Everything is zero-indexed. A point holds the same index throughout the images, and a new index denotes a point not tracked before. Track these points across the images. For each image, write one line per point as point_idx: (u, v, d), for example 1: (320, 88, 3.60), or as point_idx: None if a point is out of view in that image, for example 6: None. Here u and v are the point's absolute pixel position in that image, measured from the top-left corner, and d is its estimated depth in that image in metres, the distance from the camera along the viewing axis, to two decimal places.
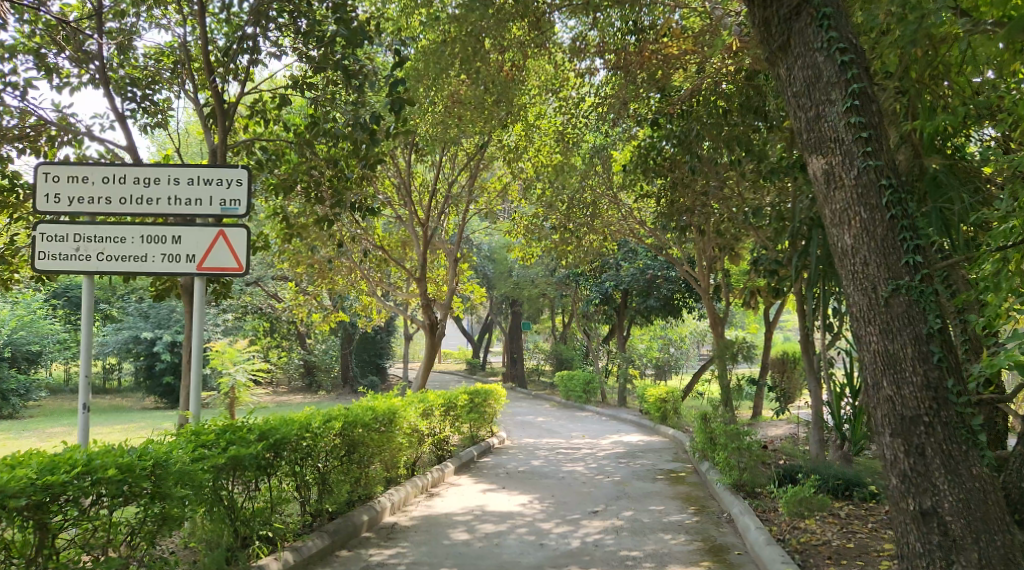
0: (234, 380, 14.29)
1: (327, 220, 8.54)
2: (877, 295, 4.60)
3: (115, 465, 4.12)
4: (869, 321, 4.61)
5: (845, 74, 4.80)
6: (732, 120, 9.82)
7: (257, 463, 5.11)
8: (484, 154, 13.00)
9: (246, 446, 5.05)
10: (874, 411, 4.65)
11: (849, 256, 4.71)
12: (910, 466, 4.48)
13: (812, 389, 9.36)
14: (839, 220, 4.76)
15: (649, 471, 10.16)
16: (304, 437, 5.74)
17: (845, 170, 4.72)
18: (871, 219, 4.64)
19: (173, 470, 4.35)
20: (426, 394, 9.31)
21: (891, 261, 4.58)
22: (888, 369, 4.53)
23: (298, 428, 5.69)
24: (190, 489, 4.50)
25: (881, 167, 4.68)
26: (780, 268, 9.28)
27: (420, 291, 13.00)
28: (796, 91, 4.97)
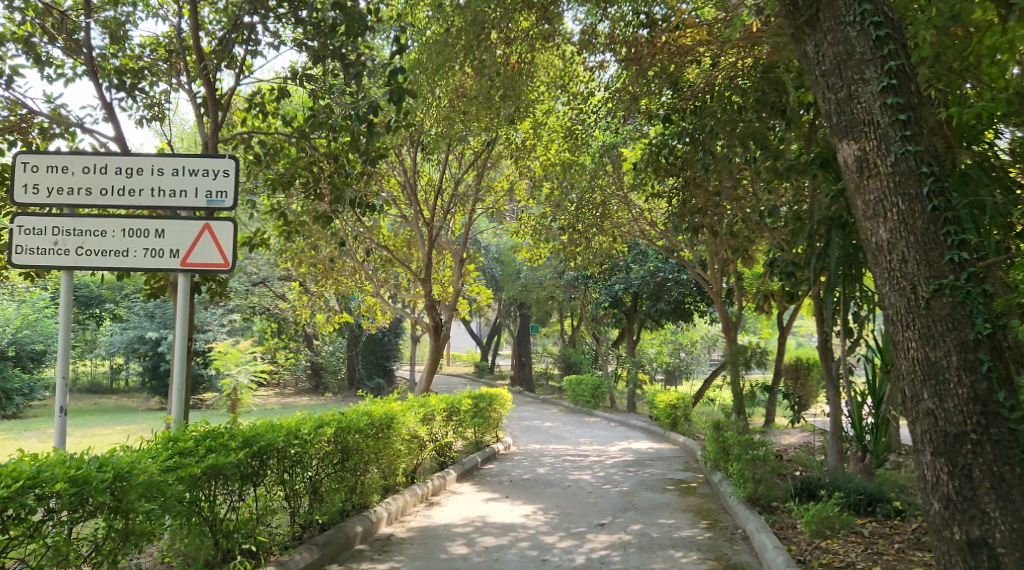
0: (237, 381, 13.94)
1: (325, 217, 8.23)
2: (917, 296, 4.28)
3: (67, 478, 3.82)
4: (908, 325, 4.29)
5: (881, 51, 4.52)
6: (747, 116, 9.54)
7: (239, 473, 4.80)
8: (491, 152, 12.68)
9: (228, 454, 4.74)
10: (914, 427, 4.33)
11: (885, 251, 4.39)
12: (955, 490, 4.16)
13: (829, 398, 9.00)
14: (873, 212, 4.43)
15: (659, 480, 9.81)
16: (293, 444, 5.42)
17: (880, 156, 4.42)
18: (910, 210, 4.33)
19: (135, 483, 4.04)
20: (427, 399, 8.99)
21: (934, 258, 4.26)
22: (930, 379, 4.21)
23: (285, 435, 5.38)
24: (160, 502, 4.21)
25: (921, 153, 4.37)
26: (796, 271, 8.93)
27: (425, 292, 12.69)
28: (825, 70, 4.66)
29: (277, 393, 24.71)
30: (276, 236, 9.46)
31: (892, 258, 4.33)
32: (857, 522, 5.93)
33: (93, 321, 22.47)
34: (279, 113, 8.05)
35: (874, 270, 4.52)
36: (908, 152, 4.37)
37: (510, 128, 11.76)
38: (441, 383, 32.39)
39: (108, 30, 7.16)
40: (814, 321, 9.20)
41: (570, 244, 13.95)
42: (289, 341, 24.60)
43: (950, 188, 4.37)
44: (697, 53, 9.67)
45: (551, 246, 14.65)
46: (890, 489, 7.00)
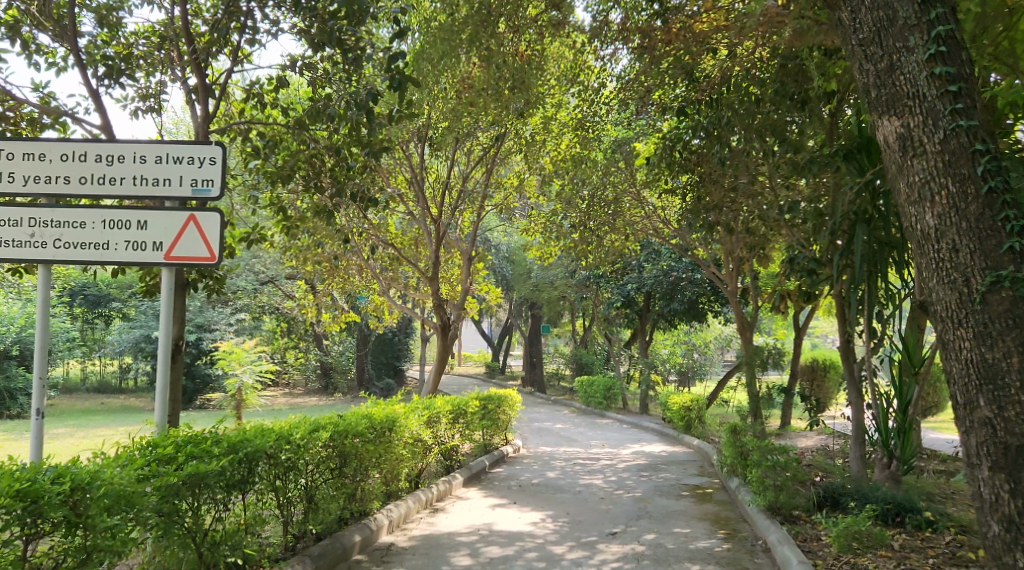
0: (242, 381, 13.60)
1: (325, 211, 7.91)
2: (970, 289, 4.15)
3: (16, 491, 3.54)
4: (961, 323, 4.17)
5: (928, 15, 4.39)
6: (765, 108, 9.18)
7: (224, 480, 4.51)
8: (500, 148, 12.34)
9: (210, 461, 4.45)
10: (968, 437, 4.21)
11: (932, 240, 4.27)
12: (1016, 509, 4.04)
13: (852, 402, 8.62)
14: (919, 196, 4.32)
15: (673, 485, 9.47)
16: (285, 449, 5.12)
17: (927, 133, 4.30)
18: (961, 193, 4.20)
19: (95, 495, 3.75)
20: (432, 401, 8.67)
21: (989, 247, 4.13)
22: (986, 384, 4.08)
23: (276, 438, 5.07)
24: (129, 513, 3.93)
25: (975, 128, 4.25)
26: (818, 268, 8.57)
27: (432, 291, 12.37)
28: (863, 38, 4.56)
29: (285, 394, 24.43)
30: (278, 232, 9.14)
31: (942, 246, 4.22)
32: (888, 535, 5.56)
33: (100, 320, 22.22)
34: (279, 103, 7.75)
35: (919, 261, 4.41)
36: (960, 127, 4.24)
37: (519, 122, 11.44)
38: (451, 384, 32.07)
39: (98, 15, 6.83)
40: (835, 322, 8.84)
41: (581, 242, 13.59)
42: (297, 341, 24.36)
43: (1006, 166, 4.23)
44: (712, 43, 9.32)
45: (561, 245, 14.31)
46: (920, 499, 6.64)
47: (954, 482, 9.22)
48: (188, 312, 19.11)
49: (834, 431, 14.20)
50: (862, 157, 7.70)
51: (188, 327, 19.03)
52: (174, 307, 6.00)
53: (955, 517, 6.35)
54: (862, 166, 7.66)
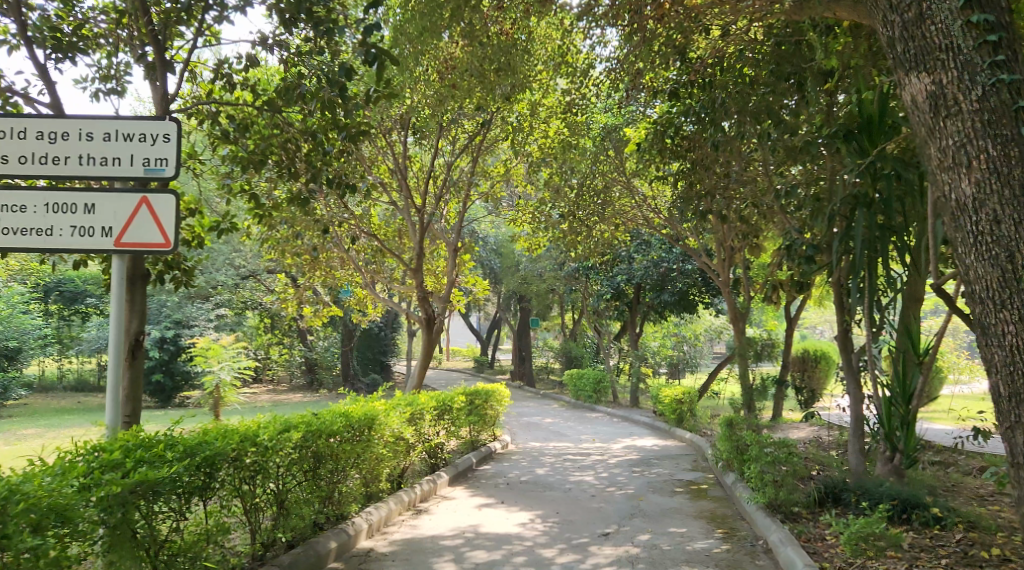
0: (220, 378, 13.19)
1: (300, 198, 7.50)
2: (1013, 266, 3.86)
3: None
4: (1003, 305, 3.88)
5: None
6: (760, 89, 8.85)
7: (181, 488, 4.15)
8: (486, 136, 11.96)
9: (163, 467, 4.08)
10: (1015, 433, 3.94)
11: (969, 210, 4.00)
12: None
13: (851, 394, 8.29)
14: (955, 161, 4.06)
15: (667, 482, 9.12)
16: (249, 452, 4.76)
17: (964, 90, 4.04)
18: (1003, 156, 3.93)
19: (15, 510, 3.37)
20: (415, 397, 8.31)
21: None
22: None
23: (240, 441, 4.71)
24: (61, 527, 3.56)
25: (1017, 81, 3.99)
26: (816, 255, 8.24)
27: (417, 283, 11.98)
28: None
29: (269, 390, 23.99)
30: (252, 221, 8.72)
31: (980, 217, 3.94)
32: (902, 536, 5.21)
33: (77, 316, 21.72)
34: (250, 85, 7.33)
35: (954, 236, 4.12)
36: (1000, 82, 3.98)
37: (505, 107, 11.08)
38: (439, 378, 31.70)
39: None
40: (832, 311, 8.52)
41: (570, 232, 13.21)
42: (282, 336, 23.94)
43: None
44: (703, 24, 9.00)
45: (549, 236, 13.93)
46: (927, 494, 6.33)
47: (957, 476, 8.93)
48: (167, 308, 18.61)
49: (829, 423, 13.90)
50: (863, 137, 7.34)
51: (166, 323, 18.54)
52: (131, 301, 5.62)
53: (964, 512, 6.03)
54: (863, 148, 7.31)
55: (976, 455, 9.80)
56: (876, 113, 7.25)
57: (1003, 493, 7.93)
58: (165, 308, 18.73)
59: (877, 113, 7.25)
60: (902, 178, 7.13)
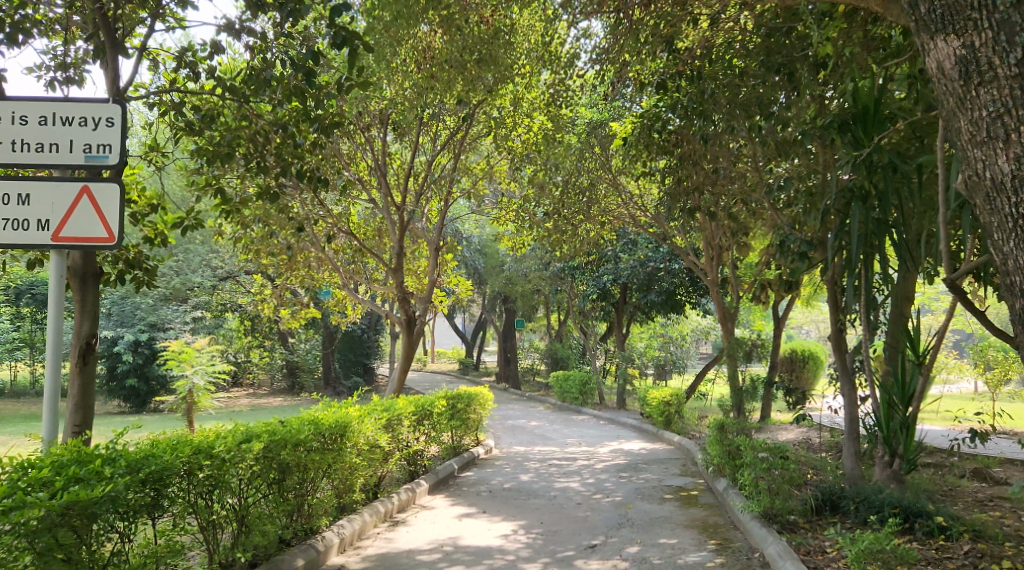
0: (193, 383, 12.75)
1: (269, 193, 7.11)
2: None
3: None
4: None
5: None
6: (750, 80, 8.59)
7: (121, 508, 3.89)
8: (468, 132, 11.60)
9: (99, 485, 3.83)
10: None
11: (1006, 191, 3.68)
12: None
13: (845, 397, 7.98)
14: (990, 138, 3.72)
15: (656, 488, 8.78)
16: (203, 464, 4.46)
17: (1002, 56, 3.68)
18: None
19: None
20: (392, 402, 7.94)
21: None
22: None
23: (191, 453, 4.41)
24: None
25: None
26: (809, 251, 7.91)
27: (396, 284, 11.60)
28: None
29: (249, 394, 23.52)
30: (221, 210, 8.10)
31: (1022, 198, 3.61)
32: (909, 550, 4.89)
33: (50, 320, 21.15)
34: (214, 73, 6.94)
35: (988, 219, 3.81)
36: None
37: (487, 101, 10.71)
38: (423, 381, 31.26)
39: None
40: (827, 310, 8.21)
41: (555, 231, 12.85)
42: (262, 339, 23.31)
43: None
44: (689, 12, 8.68)
45: (533, 235, 13.57)
46: (928, 503, 6.03)
47: (954, 480, 8.64)
48: (141, 310, 18.12)
49: (820, 425, 13.61)
50: (858, 127, 6.99)
51: (140, 326, 18.02)
52: (83, 300, 5.27)
53: (971, 521, 5.73)
54: (858, 139, 6.97)
55: (972, 457, 9.50)
56: (871, 102, 6.90)
57: (1004, 498, 7.64)
58: (140, 310, 18.19)
59: (868, 102, 6.89)
60: (899, 170, 6.82)
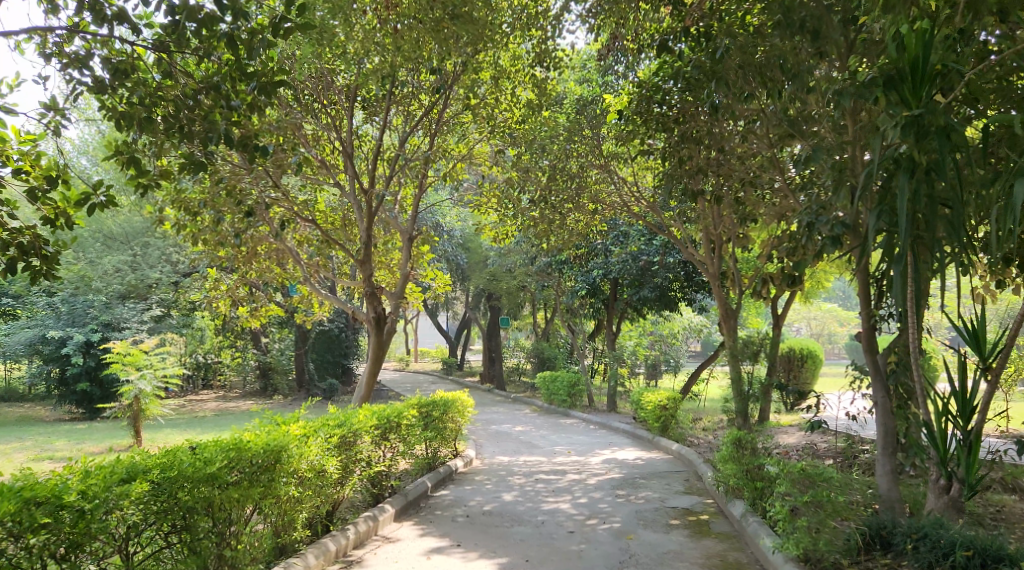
0: (139, 389, 11.47)
1: (196, 162, 5.91)
2: None
3: None
4: None
5: None
6: (766, 38, 7.52)
7: None
8: (444, 109, 10.46)
9: None
10: None
11: None
12: None
13: (881, 407, 6.85)
14: None
15: (661, 510, 7.63)
16: (37, 523, 4.04)
17: None
18: None
19: None
20: (350, 416, 6.79)
21: None
22: None
23: (17, 510, 4.01)
24: None
25: None
26: (841, 237, 6.79)
27: (363, 276, 10.34)
28: None
29: (218, 397, 22.17)
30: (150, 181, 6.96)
31: None
32: None
33: None
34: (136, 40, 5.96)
35: None
36: None
37: (464, 72, 9.57)
38: (404, 382, 29.90)
39: None
40: (859, 306, 7.08)
41: (541, 221, 11.66)
42: (235, 339, 22.67)
43: None
44: None
45: (517, 225, 12.33)
46: (1003, 543, 4.95)
47: (1000, 499, 7.49)
48: (93, 309, 16.71)
49: (831, 432, 12.44)
50: (904, 83, 5.78)
51: (93, 325, 16.62)
52: None
53: None
54: (903, 99, 5.79)
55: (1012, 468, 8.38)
56: (920, 53, 5.70)
57: None
58: (93, 308, 16.73)
59: (917, 53, 5.69)
60: (956, 136, 5.66)
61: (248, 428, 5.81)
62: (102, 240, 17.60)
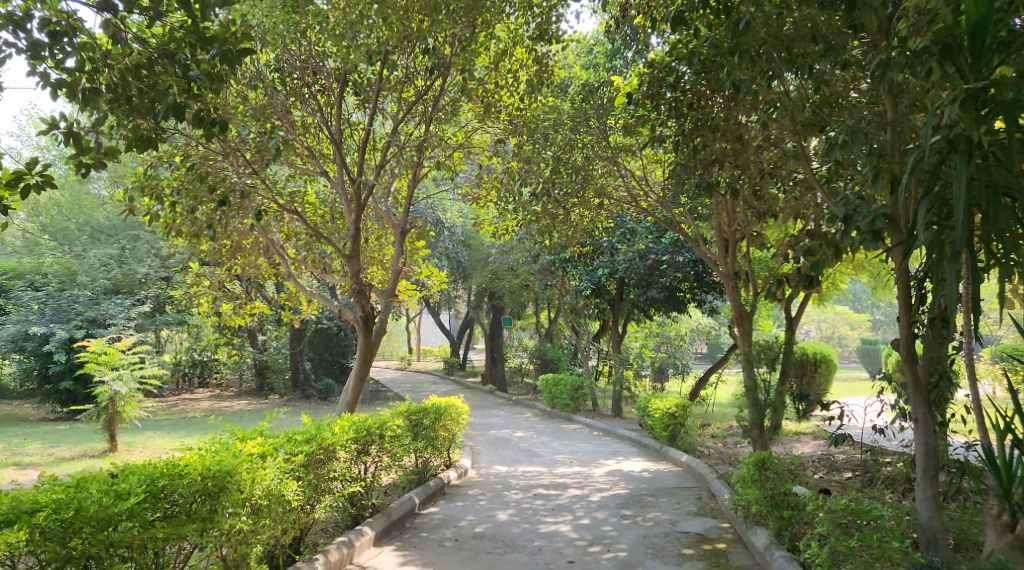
0: (115, 390, 10.75)
1: (144, 138, 5.21)
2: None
3: None
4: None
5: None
6: (796, 10, 6.77)
7: None
8: (439, 94, 9.71)
9: None
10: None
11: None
12: None
13: (923, 424, 6.13)
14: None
15: (675, 535, 6.87)
16: None
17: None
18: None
19: None
20: (323, 431, 6.05)
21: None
22: None
23: None
24: None
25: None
26: (882, 233, 6.03)
27: (351, 273, 9.56)
28: None
29: (211, 396, 21.44)
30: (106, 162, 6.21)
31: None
32: None
33: None
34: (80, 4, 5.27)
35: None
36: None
37: (461, 53, 8.81)
38: (405, 381, 29.24)
39: None
40: (897, 311, 6.32)
41: (543, 216, 10.88)
42: (231, 337, 21.97)
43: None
44: None
45: (517, 220, 11.57)
46: None
47: None
48: (79, 304, 16.00)
49: (853, 445, 11.60)
50: (962, 53, 5.13)
51: (77, 321, 15.88)
52: None
53: None
54: (961, 71, 5.09)
55: None
56: (981, 15, 4.85)
57: None
58: (78, 303, 16.00)
59: (973, 30, 4.91)
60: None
61: (192, 447, 5.20)
62: (90, 232, 16.88)
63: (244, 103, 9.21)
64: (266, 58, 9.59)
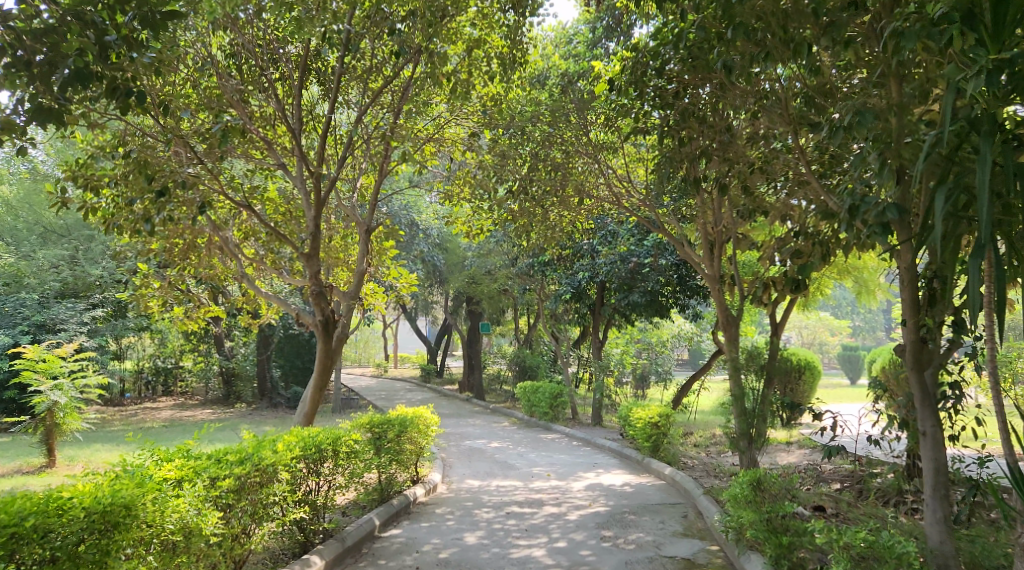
0: (53, 400, 9.97)
1: (44, 110, 4.84)
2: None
3: None
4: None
5: None
6: None
7: None
8: (407, 83, 9.01)
9: None
10: None
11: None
12: None
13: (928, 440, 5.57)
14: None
15: (660, 562, 6.22)
16: None
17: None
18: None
19: None
20: (261, 456, 5.50)
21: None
22: None
23: None
24: None
25: None
26: (890, 228, 5.41)
27: (309, 274, 8.84)
28: None
29: (175, 404, 20.59)
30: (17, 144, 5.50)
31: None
32: None
33: None
34: None
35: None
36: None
37: (428, 37, 8.15)
38: (381, 388, 28.41)
39: None
40: (905, 313, 5.71)
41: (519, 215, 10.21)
42: (197, 343, 21.14)
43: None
44: None
45: (491, 219, 10.90)
46: None
47: None
48: (26, 308, 15.16)
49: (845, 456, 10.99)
50: (985, 24, 4.46)
51: (24, 327, 15.03)
52: None
53: None
54: (983, 40, 4.43)
55: None
56: None
57: None
58: (25, 306, 15.21)
59: None
60: None
61: (100, 473, 4.81)
62: (40, 232, 16.28)
63: (194, 90, 8.52)
64: (220, 43, 8.89)
